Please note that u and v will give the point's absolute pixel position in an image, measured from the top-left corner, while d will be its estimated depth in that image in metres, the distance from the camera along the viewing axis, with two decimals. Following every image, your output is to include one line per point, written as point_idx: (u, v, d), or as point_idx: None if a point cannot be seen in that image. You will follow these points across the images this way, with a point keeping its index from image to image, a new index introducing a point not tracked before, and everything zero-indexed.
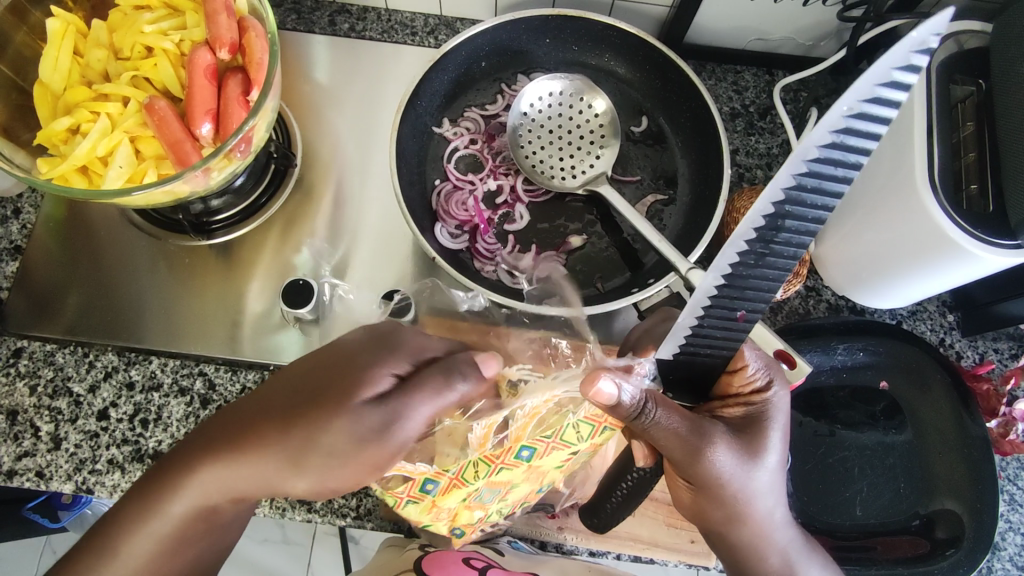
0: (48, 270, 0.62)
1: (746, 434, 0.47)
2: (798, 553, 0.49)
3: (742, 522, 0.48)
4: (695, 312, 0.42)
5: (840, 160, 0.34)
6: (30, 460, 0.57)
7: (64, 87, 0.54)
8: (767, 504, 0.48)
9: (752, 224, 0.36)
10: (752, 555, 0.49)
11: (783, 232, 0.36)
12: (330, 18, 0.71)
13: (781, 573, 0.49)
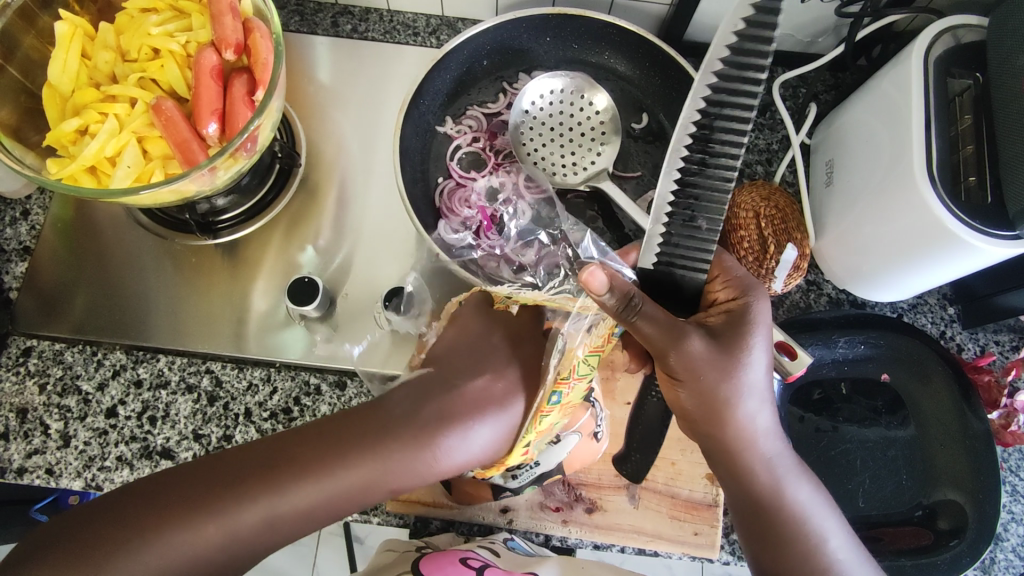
0: (55, 269, 0.63)
1: (723, 339, 0.46)
2: (786, 469, 0.47)
3: (726, 426, 0.46)
4: (660, 222, 0.48)
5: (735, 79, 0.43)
6: (40, 457, 0.57)
7: (73, 89, 0.55)
8: (750, 411, 0.46)
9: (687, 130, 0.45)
10: (740, 470, 0.47)
11: (715, 133, 0.44)
12: (332, 20, 0.72)
13: (769, 490, 0.46)
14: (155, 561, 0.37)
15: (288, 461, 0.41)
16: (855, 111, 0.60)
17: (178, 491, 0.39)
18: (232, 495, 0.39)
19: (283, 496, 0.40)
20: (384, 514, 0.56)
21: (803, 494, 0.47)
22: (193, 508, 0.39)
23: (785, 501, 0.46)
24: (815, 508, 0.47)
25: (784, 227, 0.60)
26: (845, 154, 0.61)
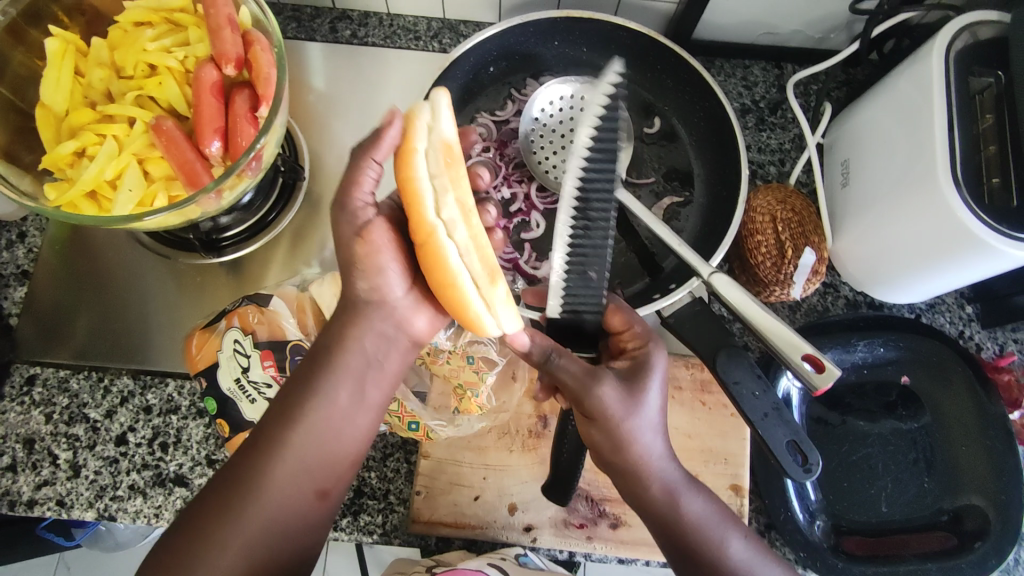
0: (54, 292, 0.61)
1: (648, 382, 0.48)
2: (713, 525, 0.46)
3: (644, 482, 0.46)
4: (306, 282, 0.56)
5: (604, 164, 0.50)
6: (50, 488, 0.56)
7: (68, 109, 0.53)
8: (644, 442, 0.46)
9: (568, 216, 0.50)
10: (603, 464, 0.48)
11: (591, 211, 0.51)
12: (331, 25, 0.70)
13: (694, 521, 0.46)
14: (260, 502, 0.43)
15: (280, 415, 0.45)
16: (871, 111, 0.59)
17: (201, 507, 0.43)
18: (255, 474, 0.43)
19: (281, 450, 0.44)
20: (404, 536, 0.56)
21: (694, 506, 0.47)
22: (230, 493, 0.43)
23: (681, 514, 0.46)
24: (712, 518, 0.47)
25: (801, 230, 0.58)
26: (861, 154, 0.60)
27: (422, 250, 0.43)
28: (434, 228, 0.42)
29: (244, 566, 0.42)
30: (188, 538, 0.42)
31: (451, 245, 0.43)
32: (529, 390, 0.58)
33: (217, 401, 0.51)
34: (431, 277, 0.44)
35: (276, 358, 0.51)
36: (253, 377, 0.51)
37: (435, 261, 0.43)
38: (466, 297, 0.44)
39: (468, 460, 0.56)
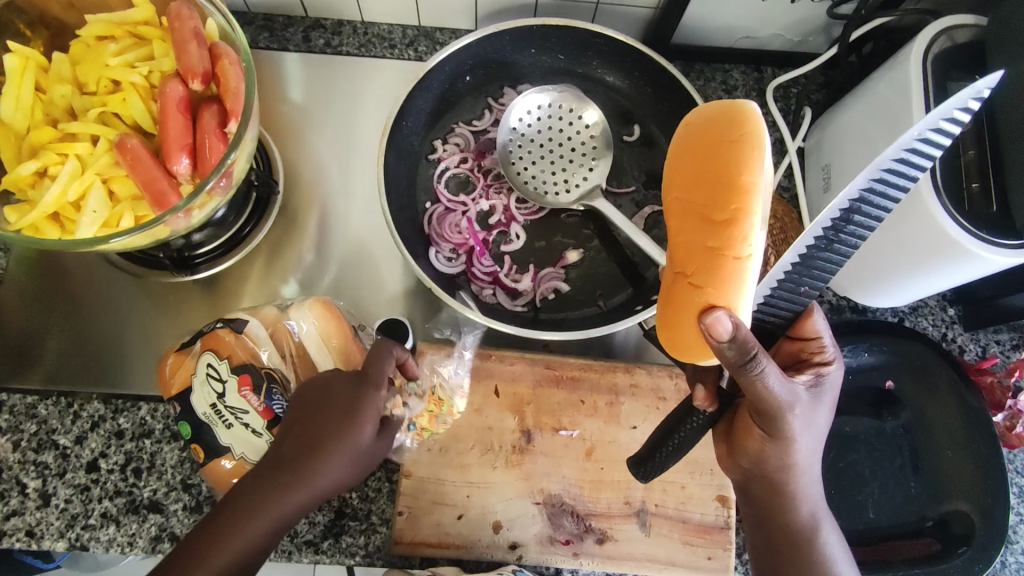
0: (20, 315, 0.59)
1: (824, 395, 0.45)
2: (835, 560, 0.46)
3: (796, 507, 0.46)
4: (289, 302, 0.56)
5: (909, 168, 0.39)
6: (19, 519, 0.54)
7: (28, 126, 0.51)
8: (797, 450, 0.44)
9: (819, 225, 0.41)
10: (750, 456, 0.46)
11: (850, 227, 0.41)
12: (304, 34, 0.68)
13: (807, 530, 0.46)
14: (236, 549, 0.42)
15: (280, 471, 0.44)
16: (852, 115, 0.58)
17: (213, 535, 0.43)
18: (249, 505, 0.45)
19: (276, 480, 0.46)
20: (388, 557, 0.55)
21: (830, 539, 0.47)
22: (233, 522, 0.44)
23: (818, 543, 0.46)
24: (840, 555, 0.47)
25: (784, 236, 0.58)
26: (842, 159, 0.59)
27: (727, 235, 0.40)
28: (752, 236, 0.39)
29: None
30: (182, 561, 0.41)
31: (758, 245, 0.40)
32: (512, 405, 0.57)
33: (193, 426, 0.49)
34: (710, 273, 0.41)
35: (253, 383, 0.49)
36: (228, 403, 0.49)
37: (719, 273, 0.40)
38: (745, 301, 0.39)
39: (451, 478, 0.55)
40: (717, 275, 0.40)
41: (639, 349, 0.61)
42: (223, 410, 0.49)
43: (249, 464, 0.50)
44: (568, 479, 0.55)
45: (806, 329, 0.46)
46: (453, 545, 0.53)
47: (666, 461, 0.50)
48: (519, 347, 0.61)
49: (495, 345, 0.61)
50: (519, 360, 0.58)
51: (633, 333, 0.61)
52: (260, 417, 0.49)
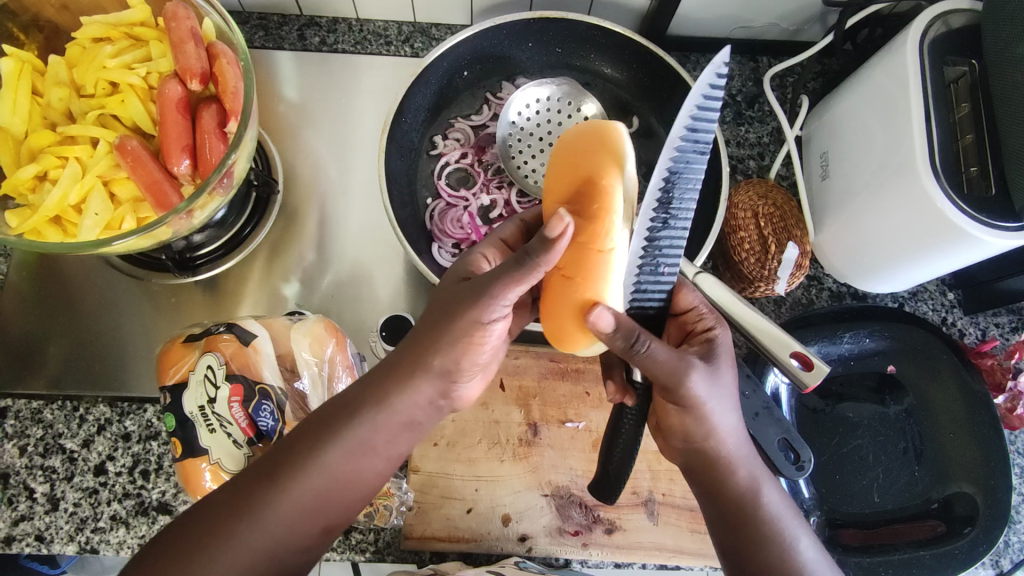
0: (22, 320, 0.59)
1: (719, 361, 0.45)
2: (782, 518, 0.44)
3: (723, 477, 0.44)
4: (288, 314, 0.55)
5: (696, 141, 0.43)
6: (28, 524, 0.54)
7: (26, 131, 0.51)
8: (709, 412, 0.43)
9: (650, 204, 0.43)
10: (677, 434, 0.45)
11: (676, 189, 0.44)
12: (299, 33, 0.68)
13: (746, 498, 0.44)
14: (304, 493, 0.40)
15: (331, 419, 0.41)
16: (849, 102, 0.59)
17: (208, 515, 0.39)
18: (269, 491, 0.39)
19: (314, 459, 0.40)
20: (399, 552, 0.54)
21: (773, 501, 0.44)
22: (231, 510, 0.39)
23: (760, 504, 0.44)
24: (786, 513, 0.44)
25: (783, 224, 0.58)
26: (840, 146, 0.60)
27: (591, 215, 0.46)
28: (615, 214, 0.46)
29: (279, 533, 0.39)
30: (247, 498, 0.39)
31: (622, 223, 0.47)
32: (517, 398, 0.57)
33: (178, 420, 0.49)
34: (579, 265, 0.47)
35: (244, 393, 0.48)
36: (216, 410, 0.48)
37: (598, 264, 0.46)
38: (609, 287, 0.47)
39: (459, 473, 0.55)
40: (587, 268, 0.46)
41: None
42: (210, 413, 0.48)
43: (225, 472, 0.48)
44: (575, 471, 0.56)
45: (681, 304, 0.48)
46: (463, 539, 0.54)
47: (620, 474, 0.48)
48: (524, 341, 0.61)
49: None
50: (524, 354, 0.58)
51: None
52: (242, 428, 0.48)
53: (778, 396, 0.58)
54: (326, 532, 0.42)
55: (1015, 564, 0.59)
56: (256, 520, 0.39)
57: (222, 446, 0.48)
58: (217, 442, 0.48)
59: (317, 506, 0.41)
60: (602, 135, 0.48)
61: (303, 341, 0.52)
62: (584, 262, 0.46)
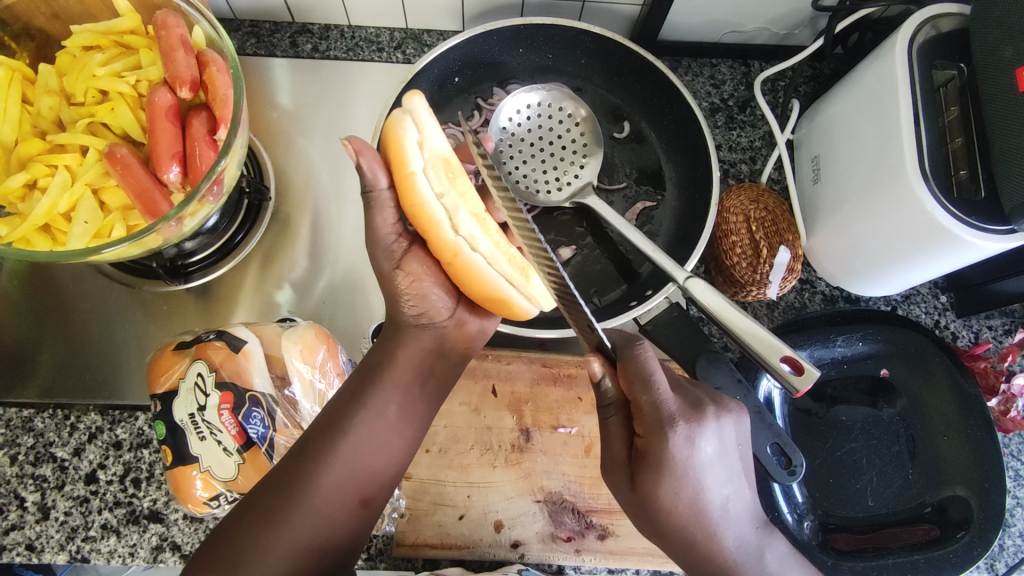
0: (13, 328, 0.59)
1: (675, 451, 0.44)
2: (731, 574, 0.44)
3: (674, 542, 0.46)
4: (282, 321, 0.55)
5: None
6: (19, 533, 0.54)
7: (16, 139, 0.51)
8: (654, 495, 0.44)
9: None
10: (665, 486, 0.44)
11: None
12: (291, 39, 0.68)
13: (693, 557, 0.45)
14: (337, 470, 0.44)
15: (343, 403, 0.47)
16: (839, 106, 0.59)
17: (256, 502, 0.43)
18: (306, 467, 0.44)
19: (339, 430, 0.45)
20: (391, 559, 0.55)
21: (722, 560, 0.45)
22: (273, 507, 0.42)
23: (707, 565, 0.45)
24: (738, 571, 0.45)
25: (775, 228, 0.58)
26: (831, 150, 0.60)
27: (393, 181, 0.45)
28: (414, 168, 0.44)
29: (321, 517, 0.43)
30: (286, 488, 0.43)
31: (418, 159, 0.44)
32: (510, 404, 0.57)
33: (168, 427, 0.48)
34: (457, 275, 0.47)
35: (234, 401, 0.48)
36: (206, 417, 0.48)
37: (469, 274, 0.47)
38: (494, 278, 0.47)
39: (451, 479, 0.55)
40: (462, 275, 0.47)
41: None
42: (200, 421, 0.48)
43: (216, 479, 0.48)
44: (567, 476, 0.55)
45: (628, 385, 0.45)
46: (455, 546, 0.53)
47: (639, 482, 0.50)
48: (516, 346, 0.61)
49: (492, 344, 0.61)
50: (516, 359, 0.58)
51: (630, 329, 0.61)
52: (232, 436, 0.48)
53: (771, 402, 0.58)
54: (365, 506, 0.45)
55: (1009, 568, 0.58)
56: (295, 505, 0.42)
57: (212, 454, 0.48)
58: (207, 450, 0.48)
59: (348, 480, 0.44)
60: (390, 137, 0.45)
61: (293, 349, 0.51)
62: (463, 271, 0.46)
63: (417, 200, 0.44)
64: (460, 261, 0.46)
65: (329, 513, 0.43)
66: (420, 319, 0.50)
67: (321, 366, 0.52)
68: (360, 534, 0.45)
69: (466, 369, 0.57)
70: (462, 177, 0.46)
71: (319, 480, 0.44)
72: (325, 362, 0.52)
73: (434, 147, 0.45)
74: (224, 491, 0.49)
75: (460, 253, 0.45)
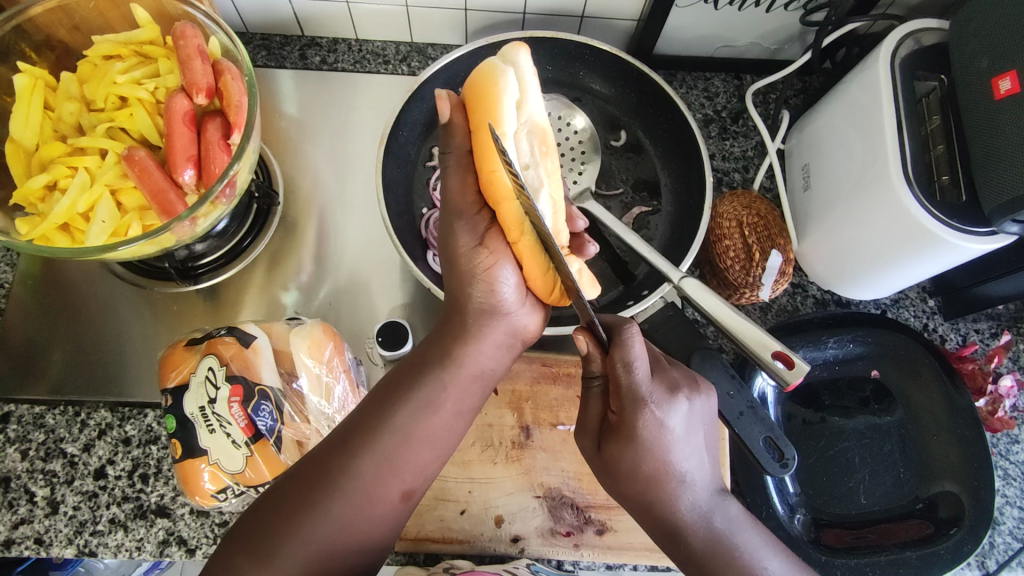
0: (26, 327, 0.61)
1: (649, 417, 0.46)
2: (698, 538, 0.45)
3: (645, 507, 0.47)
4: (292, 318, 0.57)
5: None
6: (28, 527, 0.55)
7: (38, 143, 0.53)
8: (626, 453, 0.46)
9: None
10: (628, 452, 0.46)
11: None
12: (300, 52, 0.71)
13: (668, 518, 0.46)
14: (371, 466, 0.44)
15: (388, 395, 0.47)
16: (827, 116, 0.61)
17: (290, 492, 0.43)
18: (347, 464, 0.44)
19: (382, 425, 0.45)
20: (393, 554, 0.56)
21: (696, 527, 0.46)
22: (304, 500, 0.43)
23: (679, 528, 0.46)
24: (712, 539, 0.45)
25: (768, 233, 0.60)
26: (820, 158, 0.62)
27: (478, 145, 0.47)
28: (507, 130, 0.47)
29: (349, 512, 0.43)
30: (324, 477, 0.44)
31: (512, 123, 0.47)
32: (510, 402, 0.58)
33: (178, 421, 0.50)
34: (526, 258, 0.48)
35: (243, 394, 0.50)
36: (216, 410, 0.49)
37: (530, 258, 0.47)
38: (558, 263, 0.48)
39: (454, 475, 0.56)
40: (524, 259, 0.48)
41: None
42: (209, 412, 0.49)
43: (225, 472, 0.50)
44: (566, 473, 0.57)
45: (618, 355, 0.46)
46: (457, 540, 0.54)
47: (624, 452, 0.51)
48: None
49: None
50: (517, 359, 0.59)
51: None
52: (241, 429, 0.49)
53: (765, 401, 0.60)
54: (404, 501, 0.46)
55: (1000, 565, 0.60)
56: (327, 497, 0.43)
57: (220, 445, 0.49)
58: (216, 442, 0.49)
59: (384, 476, 0.45)
60: (475, 100, 0.47)
61: (297, 345, 0.53)
62: (525, 255, 0.47)
63: (495, 165, 0.46)
64: (524, 241, 0.46)
65: (359, 510, 0.44)
66: (491, 307, 0.48)
67: (327, 361, 0.54)
68: (392, 528, 0.46)
69: None
70: (553, 155, 0.49)
71: (353, 471, 0.44)
72: (331, 357, 0.54)
73: (531, 112, 0.48)
74: (232, 483, 0.50)
75: (524, 229, 0.46)
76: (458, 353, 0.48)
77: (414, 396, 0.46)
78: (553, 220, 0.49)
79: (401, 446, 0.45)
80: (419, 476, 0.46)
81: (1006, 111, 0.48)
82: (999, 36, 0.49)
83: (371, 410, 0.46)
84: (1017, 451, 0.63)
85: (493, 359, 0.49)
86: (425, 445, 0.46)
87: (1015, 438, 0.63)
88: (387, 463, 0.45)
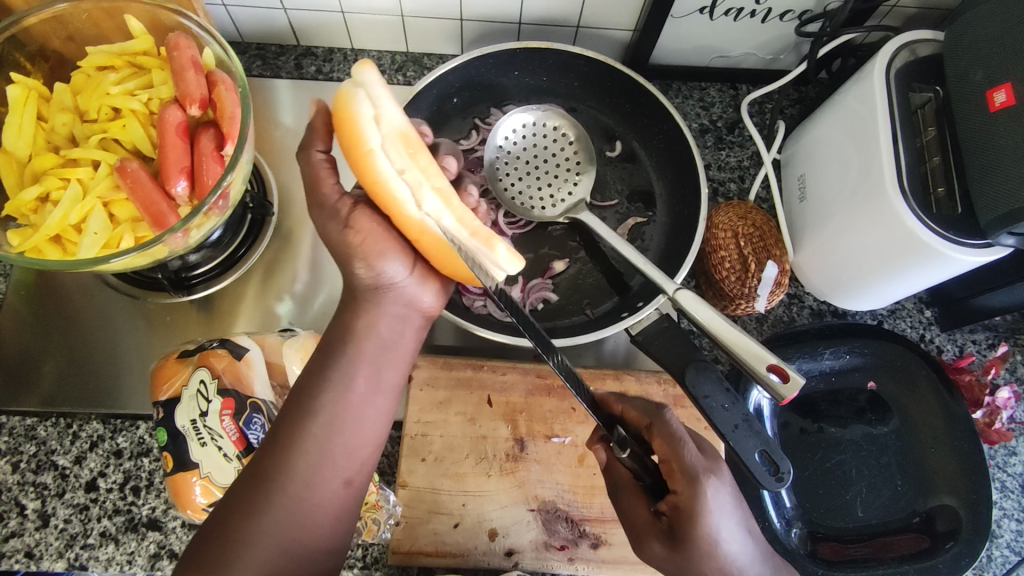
0: (18, 337, 0.61)
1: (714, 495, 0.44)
2: None
3: None
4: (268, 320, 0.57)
5: None
6: (18, 540, 0.54)
7: (31, 154, 0.53)
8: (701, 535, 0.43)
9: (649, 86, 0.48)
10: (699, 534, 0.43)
11: None
12: (296, 62, 0.71)
13: None
14: (303, 457, 0.44)
15: (306, 384, 0.46)
16: (822, 126, 0.61)
17: (237, 497, 0.44)
18: (278, 454, 0.44)
19: (306, 415, 0.45)
20: (386, 567, 0.55)
21: None
22: (249, 502, 0.44)
23: None
24: None
25: (763, 244, 0.59)
26: (816, 169, 0.62)
27: (355, 160, 0.45)
28: (372, 145, 0.44)
29: (290, 506, 0.44)
30: (261, 473, 0.44)
31: (375, 137, 0.44)
32: (505, 413, 0.58)
33: (169, 434, 0.49)
34: (432, 254, 0.47)
35: (235, 407, 0.50)
36: (208, 423, 0.49)
37: (434, 251, 0.46)
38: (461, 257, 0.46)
39: (447, 488, 0.56)
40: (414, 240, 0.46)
41: (630, 357, 0.63)
42: (200, 426, 0.49)
43: (216, 486, 0.49)
44: (561, 485, 0.56)
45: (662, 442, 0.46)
46: (450, 553, 0.54)
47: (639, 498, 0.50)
48: (512, 357, 0.62)
49: (488, 356, 0.62)
50: (511, 370, 0.59)
51: (624, 342, 0.63)
52: (232, 442, 0.49)
53: (761, 413, 0.59)
54: (348, 485, 0.46)
55: None
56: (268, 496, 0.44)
57: (211, 458, 0.49)
58: (207, 455, 0.49)
59: (315, 465, 0.44)
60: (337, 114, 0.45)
61: (290, 357, 0.53)
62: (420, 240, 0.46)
63: (374, 177, 0.44)
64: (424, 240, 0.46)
65: (302, 504, 0.44)
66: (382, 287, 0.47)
67: None
68: (342, 516, 0.46)
69: (462, 380, 0.58)
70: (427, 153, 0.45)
71: (287, 465, 0.44)
72: None
73: (391, 121, 0.44)
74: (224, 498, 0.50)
75: (421, 234, 0.45)
76: (361, 332, 0.47)
77: (334, 384, 0.46)
78: (454, 214, 0.45)
79: (328, 435, 0.45)
80: (355, 460, 0.46)
81: (1002, 124, 0.48)
82: (994, 48, 0.49)
83: (292, 402, 0.46)
84: (1014, 463, 0.62)
85: (391, 333, 0.48)
86: (354, 429, 0.46)
87: (1013, 450, 0.63)
88: (316, 453, 0.44)
